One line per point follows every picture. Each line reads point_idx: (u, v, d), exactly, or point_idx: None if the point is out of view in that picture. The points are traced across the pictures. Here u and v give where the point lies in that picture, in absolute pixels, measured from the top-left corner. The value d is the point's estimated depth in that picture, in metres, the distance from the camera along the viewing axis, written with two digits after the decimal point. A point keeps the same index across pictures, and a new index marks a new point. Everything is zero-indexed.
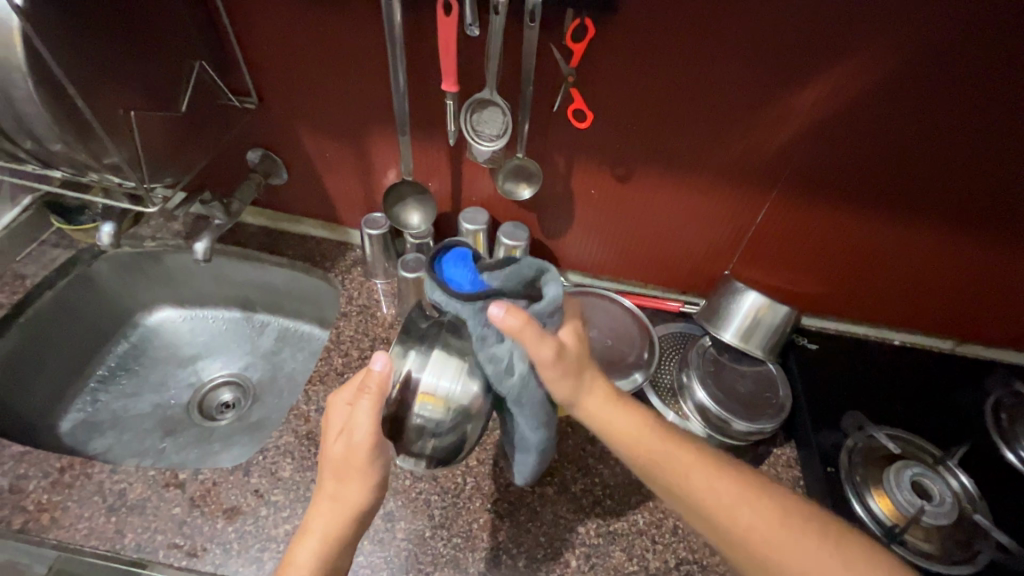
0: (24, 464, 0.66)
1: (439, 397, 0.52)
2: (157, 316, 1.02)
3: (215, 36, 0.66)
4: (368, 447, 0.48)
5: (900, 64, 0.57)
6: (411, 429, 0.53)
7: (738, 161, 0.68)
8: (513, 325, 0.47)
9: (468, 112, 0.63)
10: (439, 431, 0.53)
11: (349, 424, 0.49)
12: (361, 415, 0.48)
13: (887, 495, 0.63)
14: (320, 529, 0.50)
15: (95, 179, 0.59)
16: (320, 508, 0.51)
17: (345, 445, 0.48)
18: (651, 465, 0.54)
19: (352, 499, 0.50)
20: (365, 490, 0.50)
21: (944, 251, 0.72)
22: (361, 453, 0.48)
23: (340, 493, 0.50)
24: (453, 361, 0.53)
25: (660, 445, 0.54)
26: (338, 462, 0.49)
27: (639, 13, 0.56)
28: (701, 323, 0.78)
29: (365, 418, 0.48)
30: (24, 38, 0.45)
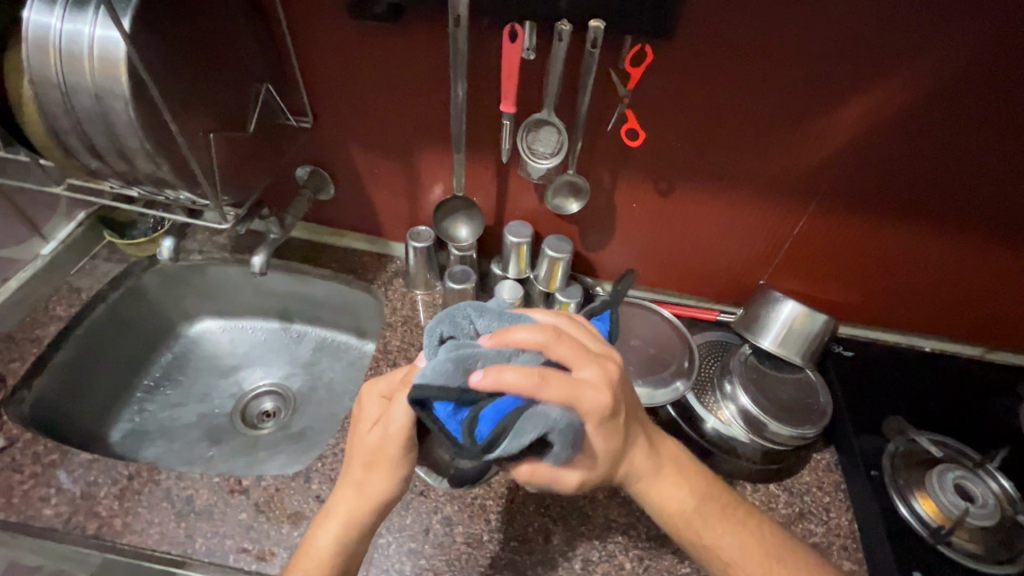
0: (93, 471, 0.68)
1: None
2: (200, 327, 0.99)
3: (278, 58, 0.69)
4: (399, 440, 0.50)
5: (943, 88, 0.59)
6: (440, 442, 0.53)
7: (780, 178, 0.70)
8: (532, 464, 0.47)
9: (525, 132, 0.68)
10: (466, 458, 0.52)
11: (385, 416, 0.51)
12: (398, 409, 0.50)
13: (931, 498, 0.66)
14: (342, 511, 0.53)
15: (171, 196, 0.62)
16: (344, 492, 0.53)
17: (378, 435, 0.51)
18: (680, 520, 0.56)
19: (377, 490, 0.52)
20: (391, 483, 0.52)
21: (977, 261, 0.75)
22: (390, 446, 0.51)
23: (366, 482, 0.52)
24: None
25: (690, 503, 0.56)
26: (369, 451, 0.52)
27: (694, 40, 0.59)
28: (739, 332, 0.80)
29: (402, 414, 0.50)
30: (130, 71, 0.49)
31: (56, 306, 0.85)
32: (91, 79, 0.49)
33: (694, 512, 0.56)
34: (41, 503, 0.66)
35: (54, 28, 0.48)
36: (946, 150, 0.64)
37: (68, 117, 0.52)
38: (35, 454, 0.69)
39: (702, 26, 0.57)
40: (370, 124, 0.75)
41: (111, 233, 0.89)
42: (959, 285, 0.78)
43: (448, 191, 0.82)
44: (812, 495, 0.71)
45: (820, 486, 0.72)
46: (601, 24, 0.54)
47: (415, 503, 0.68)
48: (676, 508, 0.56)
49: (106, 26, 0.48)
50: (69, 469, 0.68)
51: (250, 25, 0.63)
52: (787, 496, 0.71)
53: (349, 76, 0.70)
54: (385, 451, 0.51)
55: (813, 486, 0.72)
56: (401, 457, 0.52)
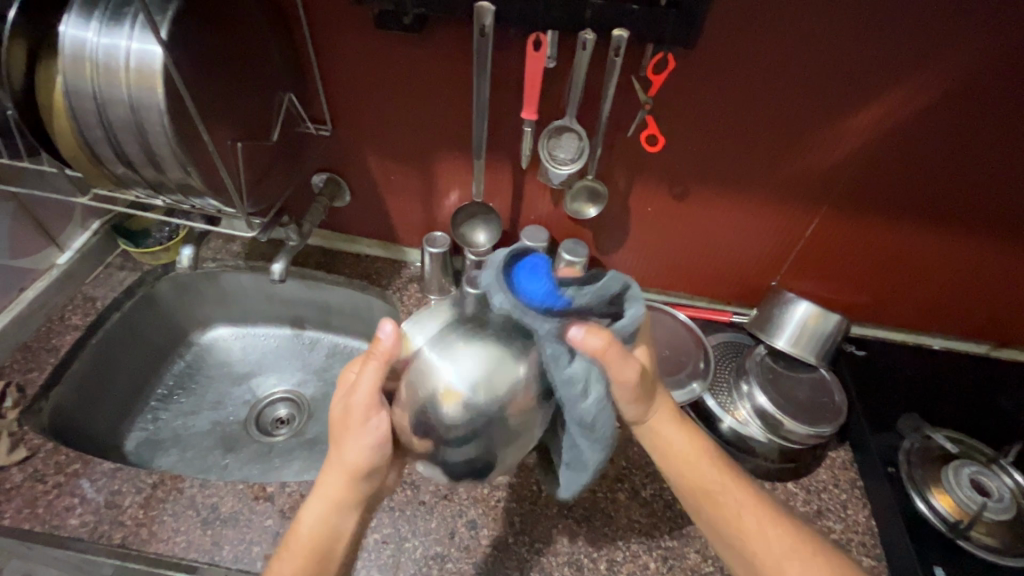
0: (117, 480, 0.69)
1: (455, 393, 0.44)
2: (211, 335, 0.98)
3: (301, 69, 0.70)
4: (365, 409, 0.48)
5: (955, 93, 0.61)
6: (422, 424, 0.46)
7: (794, 181, 0.72)
8: (597, 345, 0.45)
9: (547, 139, 0.69)
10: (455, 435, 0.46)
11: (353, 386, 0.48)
12: (363, 377, 0.47)
13: (948, 493, 0.67)
14: (324, 487, 0.51)
15: (196, 204, 0.62)
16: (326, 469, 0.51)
17: (344, 405, 0.49)
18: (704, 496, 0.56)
19: (350, 464, 0.50)
20: (365, 456, 0.49)
21: (986, 261, 0.77)
22: (358, 413, 0.48)
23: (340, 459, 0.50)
24: (466, 357, 0.45)
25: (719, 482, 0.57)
26: (341, 425, 0.49)
27: (714, 48, 0.60)
28: (753, 333, 0.81)
29: (366, 385, 0.47)
30: (165, 81, 0.50)
31: (71, 315, 0.84)
32: (126, 89, 0.50)
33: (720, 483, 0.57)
34: (66, 513, 0.66)
35: (91, 42, 0.50)
36: (958, 153, 0.66)
37: (102, 127, 0.52)
38: (57, 464, 0.70)
39: (723, 34, 0.59)
40: (389, 132, 0.76)
41: (126, 241, 0.89)
42: (967, 284, 0.80)
43: (463, 197, 0.83)
44: (829, 493, 0.72)
45: (836, 484, 0.73)
46: (624, 33, 0.55)
47: (439, 507, 0.68)
48: (694, 473, 0.57)
49: (143, 39, 0.49)
50: (92, 478, 0.69)
51: (275, 36, 0.64)
52: (804, 494, 0.72)
53: (371, 84, 0.71)
54: (353, 425, 0.48)
55: (829, 483, 0.73)
56: (368, 429, 0.48)
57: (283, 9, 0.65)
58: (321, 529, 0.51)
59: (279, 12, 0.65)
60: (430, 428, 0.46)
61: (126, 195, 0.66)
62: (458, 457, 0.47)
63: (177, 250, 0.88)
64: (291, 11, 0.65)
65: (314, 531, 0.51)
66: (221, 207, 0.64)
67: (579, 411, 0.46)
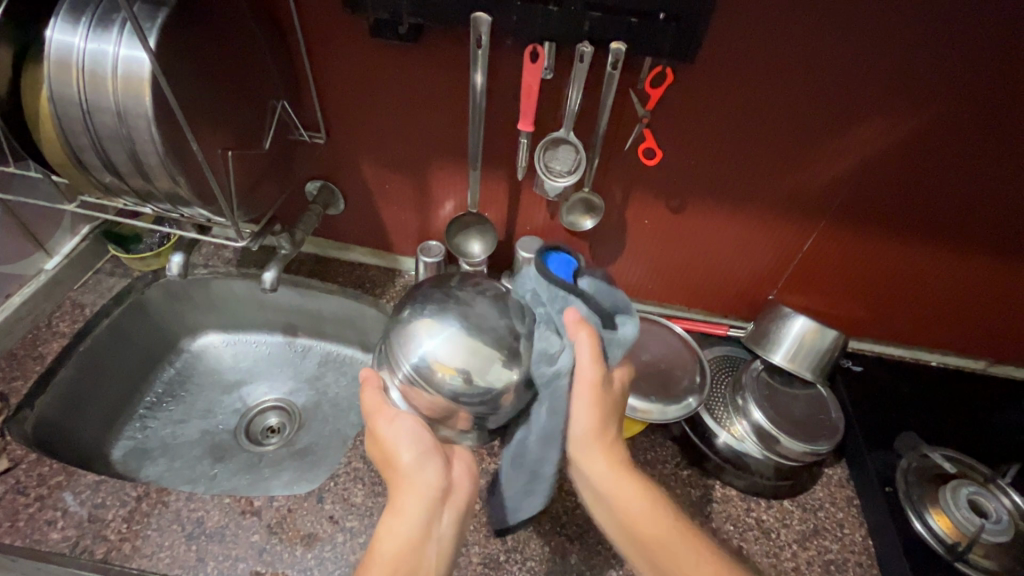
0: (101, 492, 0.67)
1: (446, 363, 0.56)
2: (202, 341, 0.96)
3: (295, 77, 0.69)
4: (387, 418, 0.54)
5: (955, 110, 0.60)
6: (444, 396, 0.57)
7: (790, 195, 0.71)
8: (574, 316, 0.51)
9: (543, 151, 0.68)
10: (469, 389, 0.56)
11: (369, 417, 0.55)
12: (365, 397, 0.56)
13: (945, 513, 0.67)
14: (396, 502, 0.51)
15: (187, 213, 0.61)
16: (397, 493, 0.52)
17: (373, 436, 0.55)
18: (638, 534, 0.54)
19: (407, 468, 0.52)
20: (410, 448, 0.53)
21: (984, 279, 0.76)
22: (381, 417, 0.54)
23: (397, 471, 0.53)
24: (430, 328, 0.58)
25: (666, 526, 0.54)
26: (381, 450, 0.54)
27: (711, 62, 0.59)
28: (750, 347, 0.80)
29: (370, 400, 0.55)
30: (154, 90, 0.49)
31: (59, 322, 0.83)
32: (113, 97, 0.49)
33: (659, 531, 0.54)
34: (47, 527, 0.64)
35: (78, 48, 0.49)
36: (956, 170, 0.65)
37: (89, 135, 0.51)
38: (41, 476, 0.68)
39: (722, 48, 0.58)
40: (384, 141, 0.75)
41: (116, 247, 0.88)
42: (963, 300, 0.79)
43: (458, 206, 0.82)
44: (826, 511, 0.71)
45: (833, 502, 0.72)
46: (622, 46, 0.55)
47: None
48: (635, 514, 0.54)
49: (131, 46, 0.48)
50: (75, 491, 0.67)
51: (268, 43, 0.63)
52: (801, 512, 0.71)
53: (366, 93, 0.70)
54: (388, 431, 0.54)
55: (826, 501, 0.72)
56: (403, 424, 0.54)
57: (277, 16, 0.64)
58: (397, 547, 0.49)
59: (273, 19, 0.64)
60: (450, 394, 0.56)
61: (114, 203, 0.65)
62: (479, 401, 0.57)
63: (168, 256, 0.87)
64: (285, 18, 0.64)
65: (391, 552, 0.49)
66: (212, 217, 0.63)
67: (543, 371, 0.53)
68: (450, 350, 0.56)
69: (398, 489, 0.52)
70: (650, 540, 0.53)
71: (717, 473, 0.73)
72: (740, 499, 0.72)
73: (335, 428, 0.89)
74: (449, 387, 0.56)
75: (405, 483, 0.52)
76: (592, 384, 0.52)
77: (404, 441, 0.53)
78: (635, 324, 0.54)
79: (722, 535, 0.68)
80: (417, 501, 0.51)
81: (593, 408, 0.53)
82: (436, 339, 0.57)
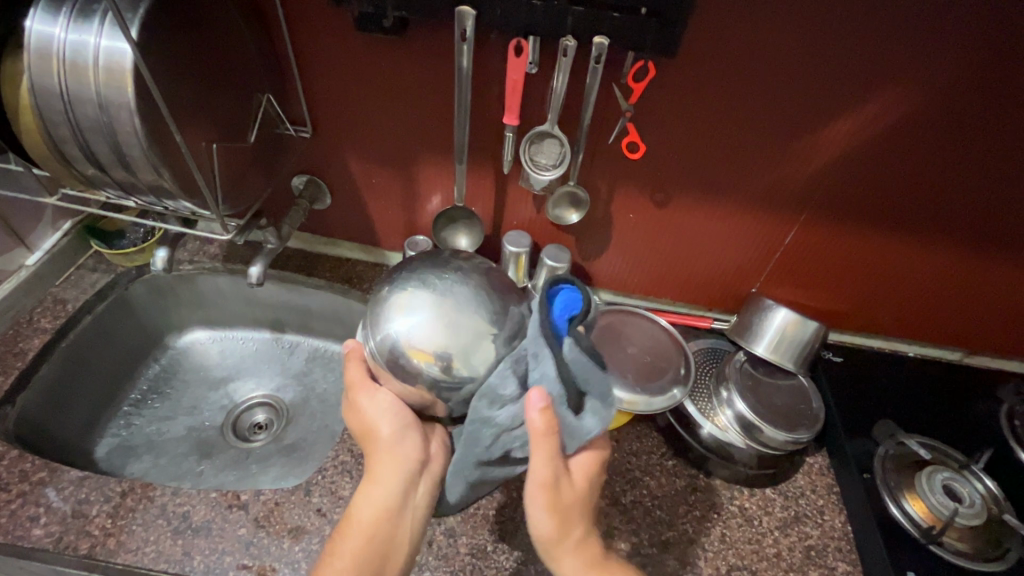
0: (85, 488, 0.67)
1: (424, 346, 0.51)
2: (188, 338, 0.96)
3: (281, 71, 0.69)
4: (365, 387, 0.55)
5: (928, 106, 0.62)
6: (423, 384, 0.52)
7: (771, 189, 0.72)
8: (536, 424, 0.46)
9: (529, 145, 0.69)
10: (447, 376, 0.51)
11: (352, 391, 0.56)
12: (350, 376, 0.55)
13: (921, 498, 0.69)
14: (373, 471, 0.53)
15: (171, 206, 0.61)
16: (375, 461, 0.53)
17: (357, 411, 0.56)
18: None
19: (387, 439, 0.53)
20: (390, 418, 0.54)
21: (958, 272, 0.78)
22: (365, 395, 0.55)
23: (373, 438, 0.54)
24: (407, 302, 0.53)
25: None
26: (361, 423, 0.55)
27: (692, 57, 0.60)
28: (733, 339, 0.82)
29: (355, 377, 0.55)
30: (136, 80, 0.48)
31: (41, 318, 0.82)
32: (95, 88, 0.49)
33: None
34: (30, 524, 0.64)
35: (59, 38, 0.48)
36: (931, 164, 0.67)
37: (69, 127, 0.51)
38: (22, 472, 0.67)
39: (703, 43, 0.59)
40: (370, 135, 0.75)
41: (99, 242, 0.87)
42: (938, 292, 0.82)
43: (445, 201, 0.82)
44: (806, 498, 0.73)
45: (813, 489, 0.74)
46: (606, 41, 0.56)
47: None
48: None
49: (113, 37, 0.48)
50: (58, 487, 0.67)
51: (253, 36, 0.63)
52: (782, 500, 0.73)
53: (352, 87, 0.70)
54: (369, 404, 0.54)
55: (807, 489, 0.74)
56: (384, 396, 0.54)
57: (261, 9, 0.63)
58: (371, 511, 0.51)
59: (258, 12, 0.64)
60: (426, 379, 0.52)
61: (97, 196, 0.65)
62: (453, 386, 0.51)
63: (152, 251, 0.86)
64: (269, 11, 0.64)
65: (366, 518, 0.51)
66: (196, 209, 0.63)
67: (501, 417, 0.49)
68: (429, 331, 0.51)
69: (374, 454, 0.54)
70: None
71: (702, 463, 0.74)
72: (724, 488, 0.73)
73: (324, 423, 0.89)
74: (420, 369, 0.51)
75: (382, 449, 0.53)
76: (543, 486, 0.48)
77: (383, 413, 0.54)
78: (602, 421, 0.48)
79: (706, 523, 0.70)
80: (393, 471, 0.53)
81: (548, 511, 0.49)
82: (411, 317, 0.52)
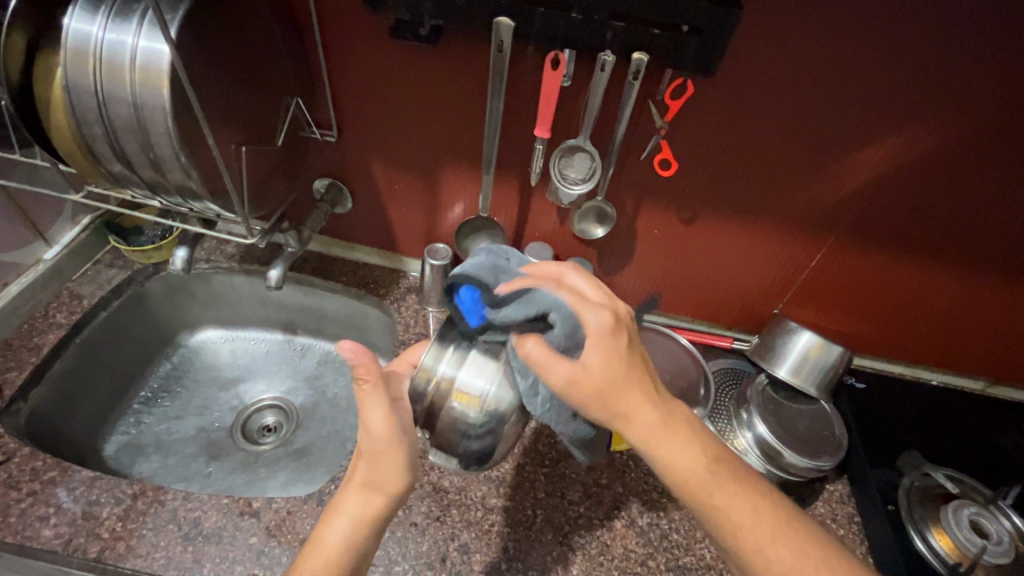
0: (95, 489, 0.66)
1: (473, 397, 0.54)
2: (200, 336, 0.95)
3: (310, 74, 0.68)
4: (387, 427, 0.50)
5: (966, 134, 0.61)
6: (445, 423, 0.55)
7: (800, 212, 0.71)
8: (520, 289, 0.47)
9: (558, 159, 0.68)
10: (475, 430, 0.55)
11: (366, 408, 0.50)
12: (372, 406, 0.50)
13: (947, 533, 0.67)
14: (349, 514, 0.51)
15: (197, 207, 0.60)
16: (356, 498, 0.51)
17: (366, 434, 0.50)
18: (697, 504, 0.49)
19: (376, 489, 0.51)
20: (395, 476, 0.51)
21: (986, 301, 0.77)
22: (380, 437, 0.50)
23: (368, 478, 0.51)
24: (491, 365, 0.55)
25: (706, 476, 0.49)
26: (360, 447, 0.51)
27: (731, 76, 0.60)
28: (754, 360, 0.81)
29: (376, 403, 0.50)
30: (172, 81, 0.48)
31: (56, 313, 0.81)
32: (130, 88, 0.48)
33: (707, 481, 0.49)
34: (39, 524, 0.63)
35: (96, 37, 0.48)
36: (966, 193, 0.66)
37: (101, 125, 0.50)
38: (33, 471, 0.67)
39: (743, 63, 0.58)
40: (397, 141, 0.74)
41: (117, 238, 0.86)
42: (965, 321, 0.80)
43: (468, 210, 0.82)
44: (827, 527, 0.71)
45: (834, 518, 0.72)
46: (645, 57, 0.56)
47: (431, 530, 0.66)
48: (688, 471, 0.49)
49: (150, 37, 0.48)
50: (69, 487, 0.66)
51: (285, 39, 0.62)
52: None
53: (382, 93, 0.69)
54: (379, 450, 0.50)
55: (827, 517, 0.72)
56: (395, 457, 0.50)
57: (294, 12, 0.63)
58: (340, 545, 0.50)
59: (291, 15, 0.63)
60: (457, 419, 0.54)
61: (121, 194, 0.64)
62: (475, 441, 0.56)
63: (170, 249, 0.86)
64: (303, 13, 0.63)
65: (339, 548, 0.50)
66: (221, 212, 0.62)
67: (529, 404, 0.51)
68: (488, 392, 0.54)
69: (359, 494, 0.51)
70: (698, 496, 0.49)
71: None
72: None
73: (335, 428, 0.88)
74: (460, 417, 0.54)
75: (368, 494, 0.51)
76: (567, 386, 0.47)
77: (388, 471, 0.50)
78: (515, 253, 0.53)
79: None
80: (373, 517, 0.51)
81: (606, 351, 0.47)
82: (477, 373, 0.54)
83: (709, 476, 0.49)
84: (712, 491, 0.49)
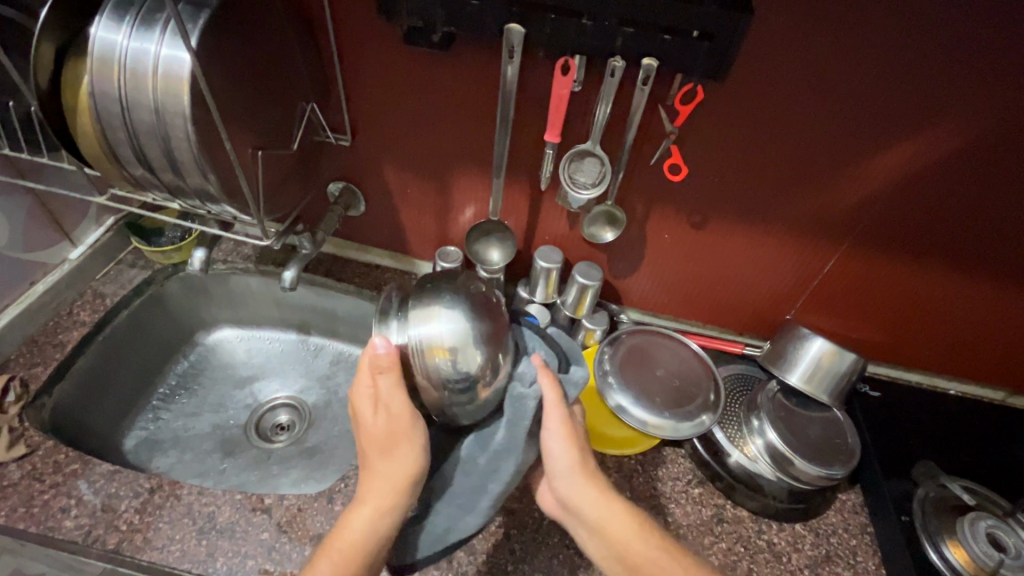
0: (114, 483, 0.68)
1: (442, 346, 0.56)
2: (216, 335, 0.97)
3: (325, 79, 0.70)
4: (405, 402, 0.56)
5: (981, 140, 0.60)
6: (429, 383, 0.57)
7: (813, 217, 0.71)
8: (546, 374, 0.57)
9: (569, 163, 0.69)
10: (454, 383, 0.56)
11: (382, 399, 0.55)
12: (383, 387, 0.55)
13: (962, 546, 0.66)
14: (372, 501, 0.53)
15: (214, 209, 0.62)
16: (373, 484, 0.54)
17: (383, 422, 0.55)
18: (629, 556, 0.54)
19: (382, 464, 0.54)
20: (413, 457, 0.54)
21: (1004, 309, 0.75)
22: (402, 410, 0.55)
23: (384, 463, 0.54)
24: (432, 313, 0.57)
25: (640, 537, 0.54)
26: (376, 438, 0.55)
27: (740, 82, 0.60)
28: (766, 366, 0.80)
29: (393, 393, 0.55)
30: (193, 88, 0.49)
31: (80, 311, 0.84)
32: (153, 95, 0.50)
33: (644, 539, 0.54)
34: (61, 515, 0.65)
35: (121, 45, 0.50)
36: (984, 198, 0.64)
37: (125, 131, 0.52)
38: (56, 463, 0.69)
39: (752, 68, 0.58)
40: (409, 145, 0.75)
41: (139, 240, 0.89)
42: (982, 330, 0.79)
43: (478, 214, 0.82)
44: (839, 537, 0.70)
45: (846, 528, 0.71)
46: (654, 63, 0.56)
47: None
48: (621, 532, 0.55)
49: (173, 46, 0.49)
50: (89, 480, 0.68)
51: (301, 46, 0.64)
52: (814, 537, 0.70)
53: (394, 97, 0.70)
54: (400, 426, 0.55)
55: (839, 527, 0.71)
56: (415, 434, 0.55)
57: (311, 18, 0.64)
58: (359, 526, 0.52)
59: (307, 22, 0.64)
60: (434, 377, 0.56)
61: (143, 196, 0.66)
62: (460, 395, 0.57)
63: (189, 250, 0.88)
64: (319, 19, 0.64)
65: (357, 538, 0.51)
66: (238, 214, 0.64)
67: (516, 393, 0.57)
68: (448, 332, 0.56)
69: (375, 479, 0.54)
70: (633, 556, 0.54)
71: (729, 493, 0.72)
72: (751, 520, 0.71)
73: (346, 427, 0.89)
74: (438, 372, 0.56)
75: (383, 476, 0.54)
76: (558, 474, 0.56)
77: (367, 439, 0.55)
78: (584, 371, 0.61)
79: (732, 557, 0.67)
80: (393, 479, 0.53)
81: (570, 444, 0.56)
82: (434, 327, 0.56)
83: (641, 542, 0.54)
84: (655, 557, 0.53)
